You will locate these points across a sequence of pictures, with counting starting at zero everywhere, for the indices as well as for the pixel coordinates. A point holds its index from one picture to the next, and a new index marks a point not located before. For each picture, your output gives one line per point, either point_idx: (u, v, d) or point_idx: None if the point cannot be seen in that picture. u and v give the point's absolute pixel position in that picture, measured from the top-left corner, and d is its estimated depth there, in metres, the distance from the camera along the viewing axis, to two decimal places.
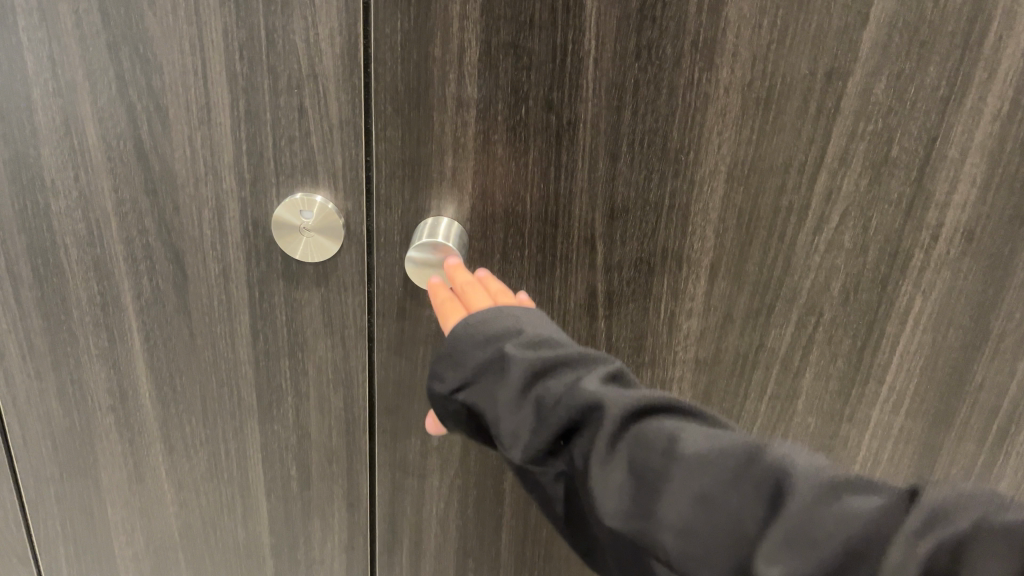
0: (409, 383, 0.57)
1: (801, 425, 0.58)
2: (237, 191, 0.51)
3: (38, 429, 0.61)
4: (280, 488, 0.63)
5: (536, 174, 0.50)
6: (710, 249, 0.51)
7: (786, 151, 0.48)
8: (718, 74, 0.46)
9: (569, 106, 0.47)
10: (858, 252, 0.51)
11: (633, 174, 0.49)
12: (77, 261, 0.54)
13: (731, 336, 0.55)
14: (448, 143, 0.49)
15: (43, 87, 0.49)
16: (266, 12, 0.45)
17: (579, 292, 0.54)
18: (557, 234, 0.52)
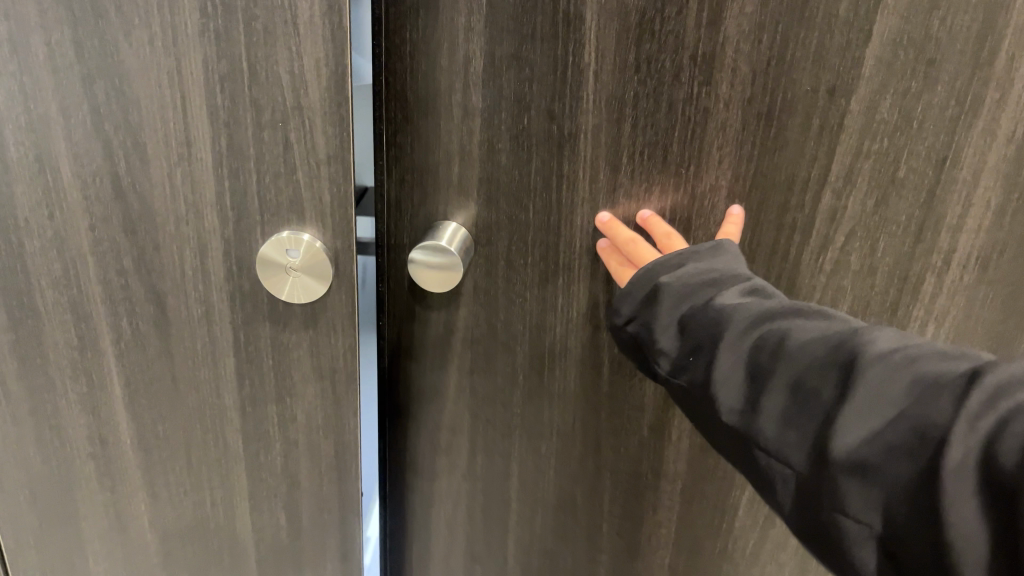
0: (418, 384, 0.59)
1: None
2: (220, 231, 0.48)
3: (15, 479, 0.58)
4: (269, 536, 0.60)
5: (537, 184, 0.50)
6: None
7: (790, 170, 0.48)
8: (717, 88, 0.45)
9: (569, 118, 0.47)
10: (864, 274, 0.51)
11: (634, 187, 0.49)
12: (53, 303, 0.52)
13: None
14: (455, 148, 0.49)
15: (14, 122, 0.46)
16: (249, 42, 0.43)
17: (581, 302, 0.54)
18: (558, 244, 0.51)
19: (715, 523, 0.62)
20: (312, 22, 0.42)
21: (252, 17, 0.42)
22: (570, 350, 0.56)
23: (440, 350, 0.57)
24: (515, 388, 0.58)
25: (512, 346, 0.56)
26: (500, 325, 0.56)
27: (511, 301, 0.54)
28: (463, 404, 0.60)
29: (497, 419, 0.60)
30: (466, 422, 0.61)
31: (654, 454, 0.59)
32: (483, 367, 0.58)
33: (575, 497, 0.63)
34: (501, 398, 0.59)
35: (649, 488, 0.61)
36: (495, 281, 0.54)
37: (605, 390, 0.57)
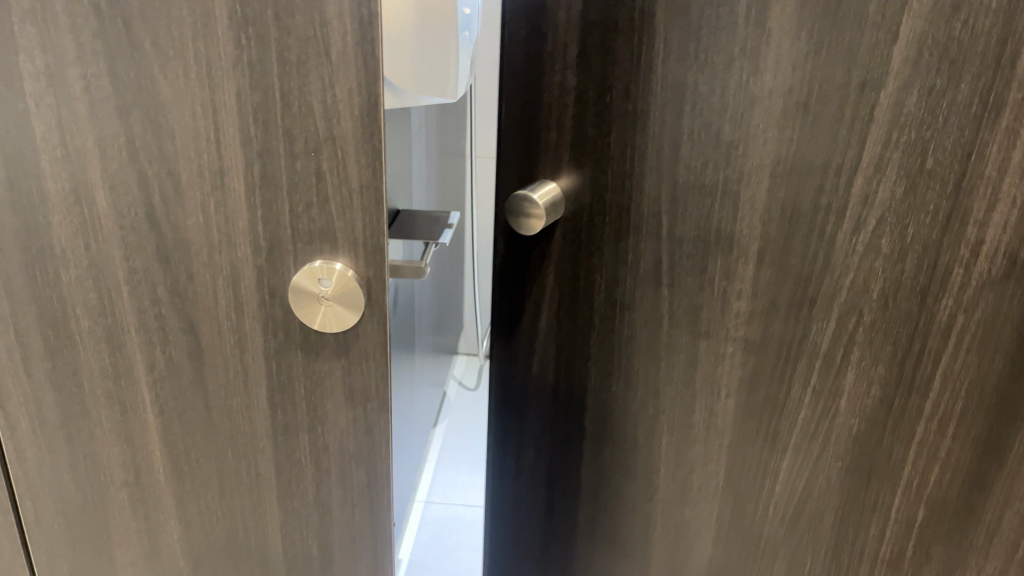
0: (509, 325, 0.65)
1: (844, 424, 0.60)
2: (253, 260, 0.48)
3: (51, 503, 0.59)
4: (302, 565, 0.59)
5: (614, 152, 0.55)
6: (756, 236, 0.55)
7: (825, 153, 0.51)
8: (763, 78, 0.50)
9: (642, 97, 0.53)
10: (895, 259, 0.53)
11: (693, 161, 0.54)
12: (89, 332, 0.52)
13: (777, 323, 0.57)
14: (552, 120, 0.56)
15: (52, 153, 0.47)
16: (282, 73, 0.43)
17: (647, 259, 0.58)
18: (631, 206, 0.57)
19: (762, 488, 0.65)
20: (345, 53, 0.42)
21: (286, 48, 0.42)
22: (637, 301, 0.60)
23: (526, 297, 0.63)
24: (590, 333, 0.63)
25: (589, 292, 0.61)
26: (584, 273, 0.60)
27: (590, 252, 0.59)
28: (548, 343, 0.65)
29: (579, 359, 0.65)
30: (553, 361, 0.66)
31: (705, 406, 0.63)
32: (569, 311, 0.63)
33: (638, 437, 0.66)
34: (579, 339, 0.64)
35: (699, 439, 0.64)
36: (579, 233, 0.59)
37: (664, 344, 0.61)
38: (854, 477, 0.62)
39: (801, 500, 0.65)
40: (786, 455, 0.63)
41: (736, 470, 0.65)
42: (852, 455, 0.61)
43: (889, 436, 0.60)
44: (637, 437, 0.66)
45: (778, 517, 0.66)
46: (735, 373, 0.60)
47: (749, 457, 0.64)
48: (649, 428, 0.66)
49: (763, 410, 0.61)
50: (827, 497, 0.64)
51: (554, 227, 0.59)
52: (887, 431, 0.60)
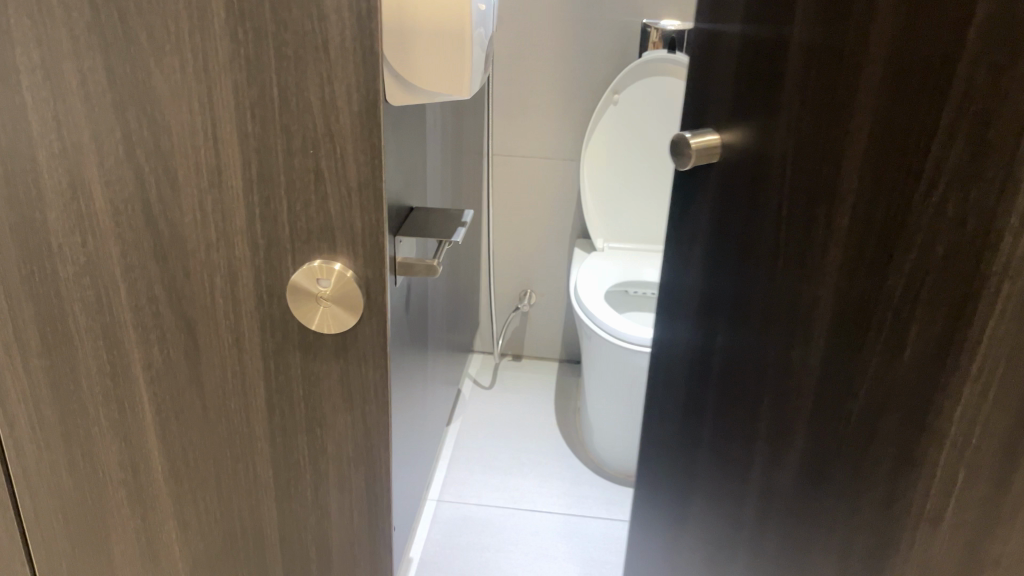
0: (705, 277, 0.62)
1: (890, 427, 0.43)
2: (250, 258, 0.47)
3: (48, 500, 0.59)
4: (299, 568, 0.58)
5: (815, 86, 0.46)
6: (869, 173, 0.42)
7: (922, 96, 0.38)
8: (888, 20, 0.40)
9: (836, 31, 0.44)
10: (957, 228, 0.37)
11: (847, 79, 0.43)
12: (86, 329, 0.51)
13: (865, 270, 0.43)
14: (792, 58, 0.49)
15: (49, 148, 0.46)
16: (280, 68, 0.42)
17: (800, 185, 0.49)
18: (805, 133, 0.48)
19: (790, 500, 0.53)
20: (343, 48, 0.41)
21: (283, 43, 0.41)
22: (787, 230, 0.51)
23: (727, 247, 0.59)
24: (749, 287, 0.56)
25: (774, 245, 0.53)
26: (779, 224, 0.52)
27: (777, 182, 0.51)
28: (716, 304, 0.61)
29: (732, 318, 0.59)
30: (714, 322, 0.61)
31: (785, 374, 0.52)
32: (752, 266, 0.56)
33: (739, 417, 0.59)
34: (744, 293, 0.57)
35: (770, 411, 0.55)
36: (781, 173, 0.51)
37: (770, 290, 0.53)
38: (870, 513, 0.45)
39: (813, 516, 0.51)
40: (844, 469, 0.47)
41: (793, 465, 0.52)
42: (881, 487, 0.44)
43: (899, 460, 0.42)
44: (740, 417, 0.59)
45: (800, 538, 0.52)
46: (821, 325, 0.48)
47: (777, 457, 0.54)
48: (740, 397, 0.59)
49: (833, 388, 0.47)
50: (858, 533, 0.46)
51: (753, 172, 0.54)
52: (897, 492, 0.43)
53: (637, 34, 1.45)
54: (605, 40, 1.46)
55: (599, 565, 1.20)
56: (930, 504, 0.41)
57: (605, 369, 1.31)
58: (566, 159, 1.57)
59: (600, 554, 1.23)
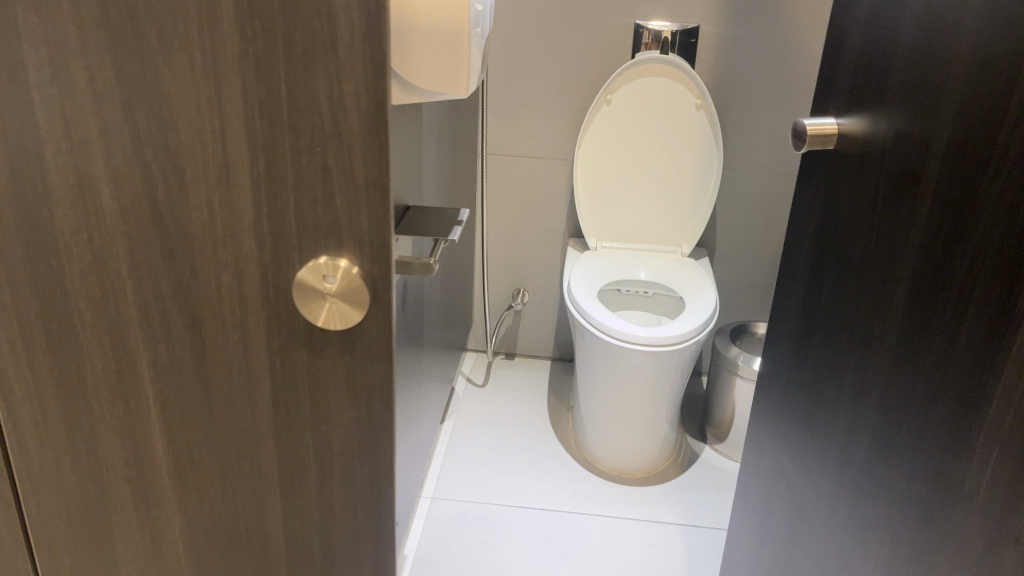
0: (835, 261, 0.69)
1: (950, 384, 0.51)
2: (257, 256, 0.47)
3: (52, 496, 0.59)
4: (303, 565, 0.59)
5: (929, 86, 0.54)
6: (959, 163, 0.50)
7: (1001, 102, 0.46)
8: (992, 32, 0.48)
9: (952, 37, 0.52)
10: (1012, 213, 0.45)
11: (956, 80, 0.51)
12: (91, 326, 0.52)
13: (941, 248, 0.52)
14: (914, 62, 0.57)
15: (56, 146, 0.46)
16: (289, 66, 0.42)
17: (910, 169, 0.57)
18: (919, 124, 0.56)
19: (876, 459, 0.61)
20: (352, 47, 0.41)
21: (292, 42, 0.42)
22: (899, 210, 0.58)
23: (852, 228, 0.66)
24: (864, 258, 0.64)
25: (883, 221, 0.61)
26: (888, 205, 0.60)
27: (895, 166, 0.59)
28: (838, 281, 0.68)
29: (849, 290, 0.66)
30: (836, 295, 0.69)
31: (878, 338, 0.61)
32: (865, 241, 0.64)
33: (831, 383, 0.69)
34: (860, 263, 0.64)
35: (866, 373, 0.63)
36: (896, 159, 0.59)
37: (878, 263, 0.61)
38: (929, 467, 0.53)
39: (887, 471, 0.59)
40: (902, 424, 0.57)
41: (880, 426, 0.60)
42: (938, 441, 0.52)
43: (954, 412, 0.51)
44: (830, 383, 0.70)
45: (879, 494, 0.60)
46: (902, 298, 0.57)
47: (870, 419, 0.62)
48: (846, 361, 0.66)
49: (912, 352, 0.56)
50: (917, 485, 0.54)
51: (877, 160, 0.62)
52: (954, 441, 0.51)
53: (631, 34, 1.46)
54: (600, 41, 1.47)
55: (594, 562, 1.21)
56: (981, 452, 0.48)
57: (597, 367, 1.32)
58: (562, 159, 1.58)
59: (596, 551, 1.23)
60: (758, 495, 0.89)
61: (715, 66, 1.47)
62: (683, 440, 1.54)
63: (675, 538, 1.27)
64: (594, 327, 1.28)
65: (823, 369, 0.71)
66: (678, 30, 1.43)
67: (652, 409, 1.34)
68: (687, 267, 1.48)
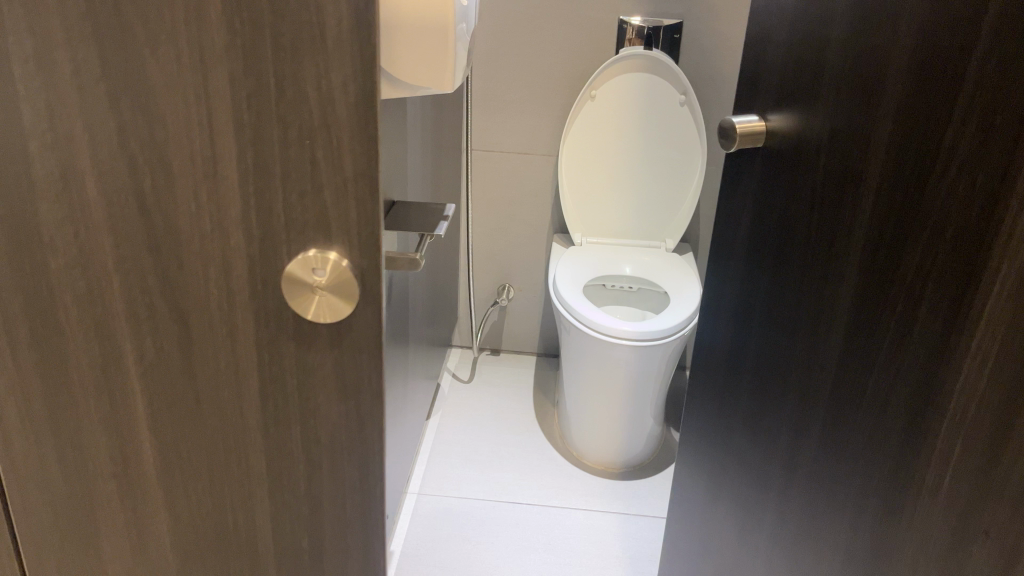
0: (770, 260, 0.70)
1: (905, 380, 0.51)
2: (245, 250, 0.47)
3: (38, 493, 0.58)
4: (291, 559, 0.59)
5: (867, 85, 0.55)
6: (902, 161, 0.51)
7: (945, 96, 0.47)
8: (931, 29, 0.48)
9: (887, 36, 0.52)
10: (964, 208, 0.45)
11: (895, 78, 0.52)
12: (77, 320, 0.51)
13: (886, 246, 0.53)
14: (848, 61, 0.57)
15: (40, 139, 0.46)
16: (276, 58, 0.42)
17: (849, 169, 0.57)
18: (857, 123, 0.56)
19: (825, 456, 0.61)
20: (340, 38, 0.41)
21: (280, 33, 0.41)
22: (838, 209, 0.59)
23: (787, 226, 0.67)
24: (802, 257, 0.64)
25: (822, 220, 0.61)
26: (826, 204, 0.60)
27: (832, 166, 0.59)
28: (775, 279, 0.69)
29: (789, 289, 0.67)
30: (774, 294, 0.69)
31: (824, 336, 0.61)
32: (803, 239, 0.64)
33: (771, 382, 0.70)
34: (799, 262, 0.65)
35: (814, 370, 0.63)
36: (834, 158, 0.59)
37: (820, 262, 0.62)
38: (887, 462, 0.53)
39: (839, 466, 0.59)
40: (855, 421, 0.57)
41: (830, 422, 0.61)
42: (896, 437, 0.52)
43: (910, 408, 0.51)
44: (770, 382, 0.70)
45: (832, 489, 0.60)
46: (848, 297, 0.58)
47: (816, 416, 0.62)
48: (789, 359, 0.67)
49: (860, 349, 0.56)
50: (874, 479, 0.55)
51: (811, 158, 0.62)
52: (911, 437, 0.51)
53: (614, 30, 1.46)
54: (582, 36, 1.47)
55: (580, 556, 1.21)
56: (942, 447, 0.48)
57: (582, 361, 1.32)
58: (546, 155, 1.58)
59: (582, 545, 1.23)
60: (697, 487, 0.89)
61: (697, 61, 1.48)
62: (666, 435, 1.54)
63: (611, 529, 1.27)
64: (579, 320, 1.29)
65: (761, 365, 0.72)
66: (661, 26, 1.43)
67: (630, 407, 1.34)
68: (673, 262, 1.48)
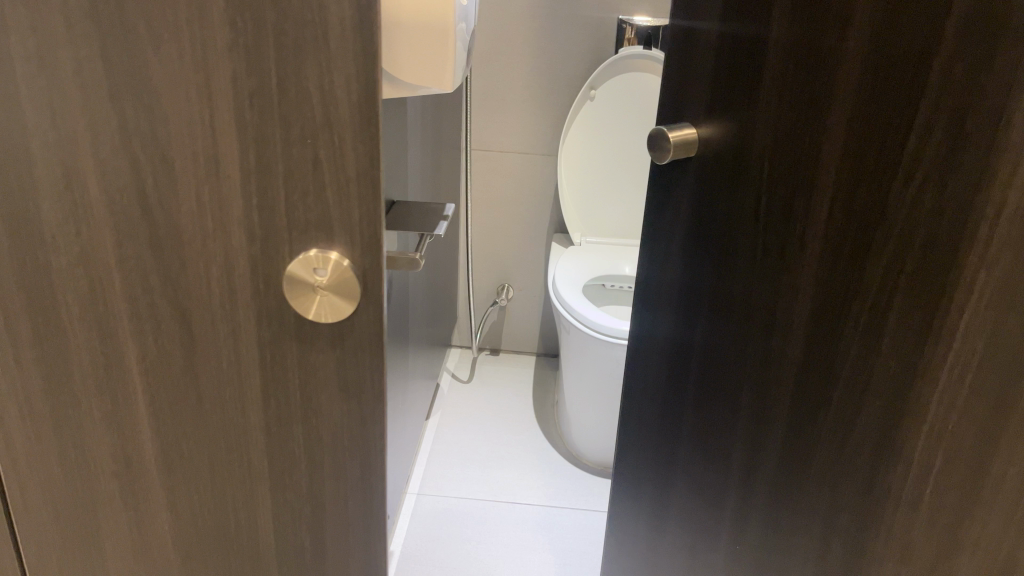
0: (715, 258, 0.70)
1: (877, 391, 0.51)
2: (247, 249, 0.47)
3: (39, 492, 0.58)
4: (292, 558, 0.59)
5: (815, 91, 0.55)
6: (859, 170, 0.51)
7: (902, 103, 0.47)
8: (881, 36, 0.48)
9: (834, 41, 0.52)
10: (933, 218, 0.45)
11: (844, 85, 0.52)
12: (78, 320, 0.51)
13: (845, 258, 0.53)
14: (792, 64, 0.57)
15: (43, 138, 0.46)
16: (280, 57, 0.42)
17: (801, 176, 0.57)
18: (807, 130, 0.56)
19: (790, 453, 0.61)
20: (343, 37, 0.41)
21: (282, 32, 0.41)
22: (791, 217, 0.59)
23: (732, 225, 0.67)
24: (754, 261, 0.64)
25: (774, 226, 0.61)
26: (775, 210, 0.61)
27: (782, 173, 0.59)
28: (721, 277, 0.69)
29: (739, 292, 0.66)
30: (720, 292, 0.69)
31: (782, 342, 0.61)
32: (752, 242, 0.64)
33: (722, 378, 0.70)
34: (751, 267, 0.65)
35: (772, 375, 0.63)
36: (783, 165, 0.59)
37: (773, 267, 0.61)
38: (860, 466, 0.54)
39: (811, 469, 0.59)
40: (820, 422, 0.57)
41: (793, 421, 0.61)
42: (867, 439, 0.53)
43: (890, 418, 0.51)
44: (721, 379, 0.70)
45: (797, 486, 0.61)
46: (806, 306, 0.58)
47: (779, 419, 0.62)
48: (740, 360, 0.67)
49: (823, 358, 0.56)
50: (846, 483, 0.55)
51: (756, 160, 0.62)
52: (889, 445, 0.51)
53: (613, 30, 1.46)
54: (585, 36, 1.47)
55: (580, 556, 1.21)
56: (924, 453, 0.48)
57: (580, 360, 1.32)
58: (545, 155, 1.58)
59: (581, 545, 1.23)
60: (654, 482, 0.88)
61: None
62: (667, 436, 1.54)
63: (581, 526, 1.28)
64: (577, 321, 1.29)
65: (710, 361, 0.72)
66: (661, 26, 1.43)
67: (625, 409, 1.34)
68: None
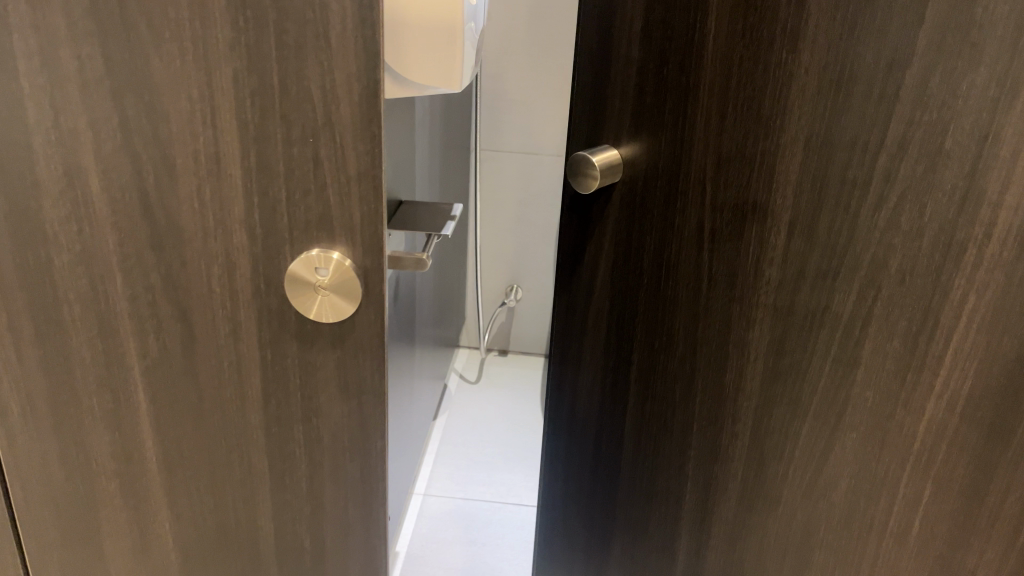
0: (648, 288, 0.67)
1: (861, 398, 0.56)
2: (247, 248, 0.47)
3: (39, 490, 0.58)
4: (292, 558, 0.58)
5: (753, 122, 0.55)
6: (816, 197, 0.54)
7: (859, 127, 0.50)
8: (828, 65, 0.50)
9: (773, 72, 0.53)
10: (914, 235, 0.50)
11: (790, 116, 0.53)
12: (80, 318, 0.51)
13: (806, 282, 0.56)
14: (722, 93, 0.56)
15: (44, 136, 0.46)
16: (280, 56, 0.42)
17: (745, 206, 0.58)
18: (748, 159, 0.56)
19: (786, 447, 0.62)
20: (343, 36, 0.41)
21: (283, 31, 0.41)
22: (736, 245, 0.59)
23: (664, 255, 0.64)
24: (696, 292, 0.64)
25: (716, 257, 0.61)
26: (716, 238, 0.61)
27: (721, 203, 0.59)
28: (655, 306, 0.67)
29: (681, 321, 0.66)
30: (659, 322, 0.67)
31: (738, 364, 0.63)
32: (693, 270, 0.63)
33: (673, 400, 0.69)
34: (693, 297, 0.64)
35: (730, 395, 0.65)
36: (720, 195, 0.59)
37: (721, 296, 0.62)
38: (866, 447, 0.57)
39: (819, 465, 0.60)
40: (806, 419, 0.60)
41: (776, 426, 0.62)
42: (869, 423, 0.56)
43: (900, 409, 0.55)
44: (672, 401, 0.69)
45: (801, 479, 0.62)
46: (767, 330, 0.60)
47: (763, 428, 0.63)
48: (688, 384, 0.67)
49: (790, 373, 0.60)
50: (851, 460, 0.58)
51: (688, 186, 0.61)
52: (889, 434, 0.56)
53: None
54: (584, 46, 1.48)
55: None
56: (931, 426, 0.54)
57: None
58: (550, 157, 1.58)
59: None
60: (574, 515, 0.83)
61: None
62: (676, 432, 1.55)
63: None
64: None
65: (662, 387, 0.70)
66: None
67: None
68: None
